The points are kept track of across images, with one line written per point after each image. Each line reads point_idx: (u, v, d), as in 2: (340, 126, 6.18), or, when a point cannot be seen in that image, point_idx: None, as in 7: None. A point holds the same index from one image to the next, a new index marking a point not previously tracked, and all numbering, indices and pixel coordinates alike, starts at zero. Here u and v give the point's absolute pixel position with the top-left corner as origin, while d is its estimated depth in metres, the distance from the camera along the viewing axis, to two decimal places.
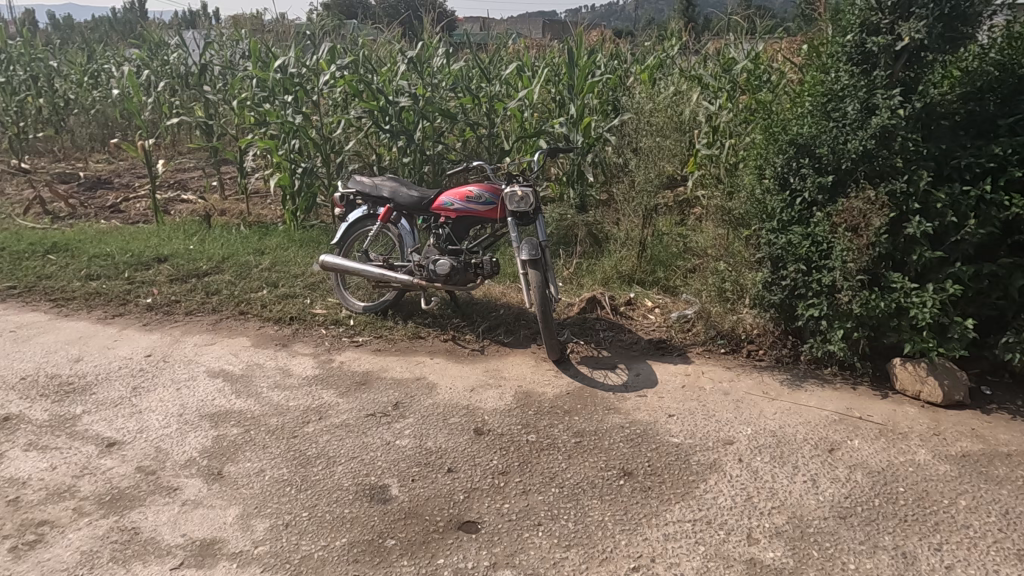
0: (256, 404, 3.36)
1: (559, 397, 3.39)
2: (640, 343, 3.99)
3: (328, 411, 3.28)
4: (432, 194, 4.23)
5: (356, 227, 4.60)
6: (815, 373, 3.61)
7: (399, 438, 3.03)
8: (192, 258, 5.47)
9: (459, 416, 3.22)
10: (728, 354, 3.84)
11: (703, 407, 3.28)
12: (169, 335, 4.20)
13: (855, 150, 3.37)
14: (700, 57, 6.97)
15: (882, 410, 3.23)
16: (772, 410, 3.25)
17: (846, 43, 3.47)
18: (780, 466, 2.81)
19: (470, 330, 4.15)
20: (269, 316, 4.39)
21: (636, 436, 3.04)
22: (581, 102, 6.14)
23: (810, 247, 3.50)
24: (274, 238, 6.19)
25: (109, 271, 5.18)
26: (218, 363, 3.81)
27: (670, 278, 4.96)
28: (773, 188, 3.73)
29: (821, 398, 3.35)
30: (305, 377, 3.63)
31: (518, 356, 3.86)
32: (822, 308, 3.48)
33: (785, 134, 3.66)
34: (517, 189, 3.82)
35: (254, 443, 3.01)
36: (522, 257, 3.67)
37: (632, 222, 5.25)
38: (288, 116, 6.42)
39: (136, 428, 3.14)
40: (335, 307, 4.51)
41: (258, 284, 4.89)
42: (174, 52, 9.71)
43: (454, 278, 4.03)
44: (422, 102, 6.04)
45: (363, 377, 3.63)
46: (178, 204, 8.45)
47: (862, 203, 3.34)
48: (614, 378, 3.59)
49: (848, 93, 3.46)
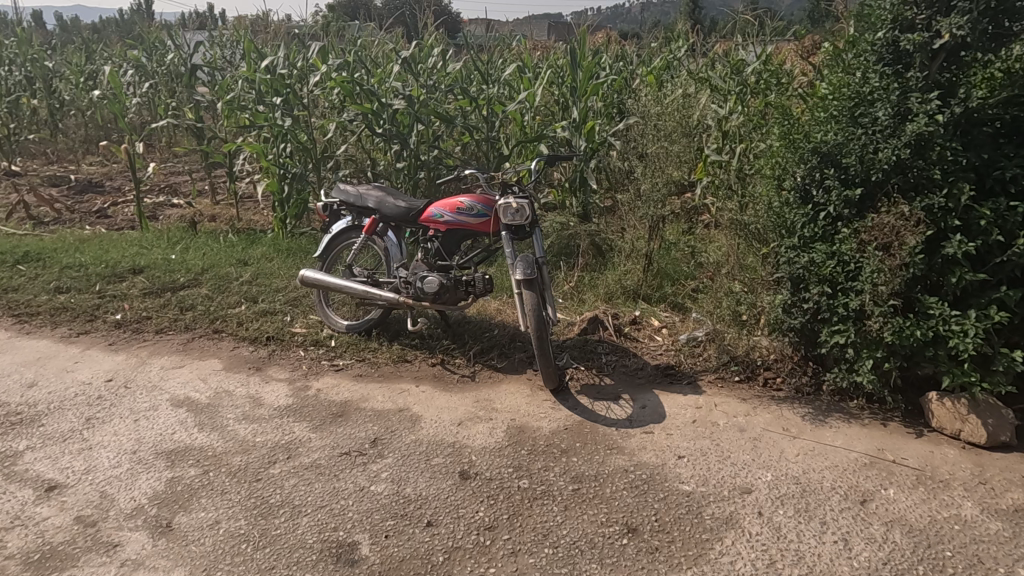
0: (220, 440, 3.03)
1: (556, 433, 3.06)
2: (646, 369, 3.64)
3: (300, 449, 2.95)
4: (420, 205, 3.89)
5: (340, 238, 4.29)
6: (840, 407, 3.26)
7: (374, 484, 2.70)
8: (171, 269, 5.16)
9: (444, 457, 2.88)
10: (742, 382, 3.49)
11: (717, 447, 2.93)
12: (135, 357, 3.87)
13: (887, 159, 3.03)
14: (709, 58, 6.68)
15: (917, 452, 2.87)
16: (793, 451, 2.90)
17: (875, 42, 3.13)
18: (806, 522, 2.46)
19: (461, 353, 3.82)
20: (244, 336, 4.06)
21: (642, 482, 2.69)
22: (584, 105, 5.75)
23: (836, 268, 3.16)
24: (261, 247, 5.88)
25: (80, 283, 4.87)
26: (184, 390, 3.48)
27: (678, 294, 4.63)
28: (793, 201, 3.40)
29: (848, 437, 3.00)
30: (276, 408, 3.30)
31: (512, 384, 3.52)
32: (849, 336, 3.12)
33: (808, 142, 3.32)
34: (511, 201, 3.46)
35: (212, 489, 2.68)
36: (517, 276, 3.31)
37: (638, 233, 4.92)
38: (276, 118, 6.07)
39: (82, 469, 2.81)
40: (316, 326, 4.17)
41: (236, 298, 4.57)
42: (169, 53, 9.47)
43: (443, 296, 3.69)
44: (417, 104, 5.67)
45: (340, 408, 3.29)
46: (167, 209, 8.15)
47: (895, 219, 3.01)
48: (617, 411, 3.25)
49: (878, 96, 3.10)
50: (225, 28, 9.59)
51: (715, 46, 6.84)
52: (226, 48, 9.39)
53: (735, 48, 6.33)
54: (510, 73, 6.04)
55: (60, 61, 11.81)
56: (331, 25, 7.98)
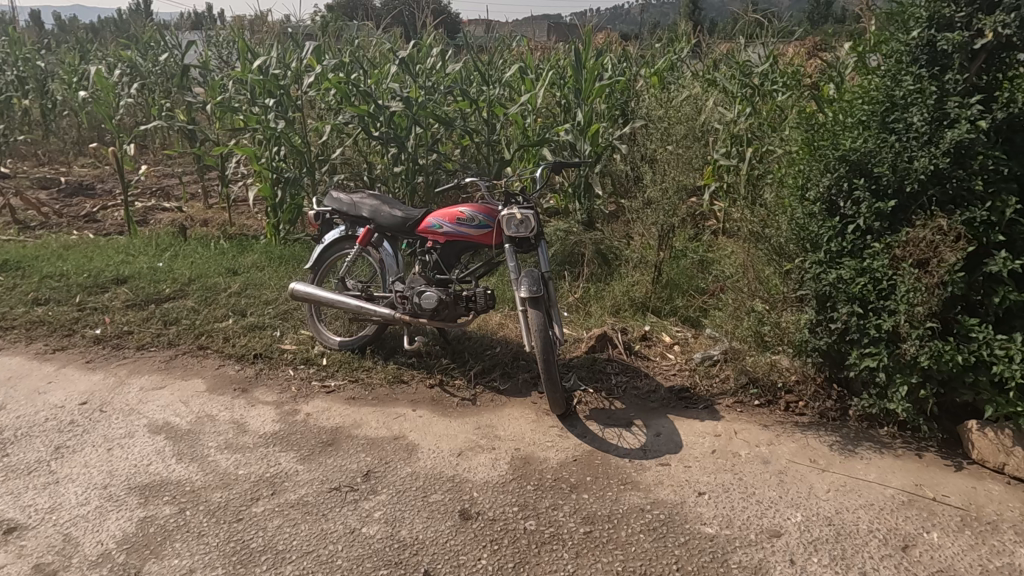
0: (199, 472, 2.79)
1: (565, 466, 2.82)
2: (658, 392, 3.40)
3: (286, 483, 2.71)
4: (417, 215, 3.65)
5: (332, 249, 4.05)
6: (870, 435, 3.02)
7: (366, 525, 2.46)
8: (156, 279, 4.91)
9: (442, 493, 2.64)
10: (762, 408, 3.26)
11: (740, 482, 2.70)
12: (112, 376, 3.63)
13: (924, 169, 2.80)
14: (716, 60, 6.48)
15: (958, 488, 2.64)
16: (824, 488, 2.67)
17: (909, 41, 2.89)
18: (843, 571, 2.23)
19: (461, 373, 3.58)
20: (231, 353, 3.82)
21: (660, 524, 2.45)
22: (589, 107, 5.48)
23: (867, 286, 2.91)
24: (252, 254, 5.63)
25: (60, 295, 4.62)
26: (163, 415, 3.24)
27: (689, 308, 4.41)
28: (818, 213, 3.14)
29: (882, 471, 2.76)
30: (261, 436, 3.05)
31: (516, 408, 3.28)
32: (881, 359, 2.89)
33: (835, 149, 3.06)
34: (515, 212, 3.23)
35: (188, 531, 2.43)
36: (522, 293, 3.07)
37: (646, 242, 4.69)
38: (269, 120, 5.82)
39: (45, 508, 2.56)
40: (307, 342, 3.93)
41: (223, 312, 4.32)
42: (162, 51, 9.20)
43: (442, 313, 3.45)
44: (414, 106, 5.40)
45: (331, 435, 3.05)
46: (158, 213, 7.90)
47: (932, 233, 2.78)
48: (630, 440, 3.01)
49: (914, 100, 2.87)
50: (220, 28, 9.35)
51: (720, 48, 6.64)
52: (220, 48, 9.15)
53: (743, 49, 6.13)
54: (511, 75, 5.79)
55: (54, 63, 11.57)
56: (326, 24, 7.74)
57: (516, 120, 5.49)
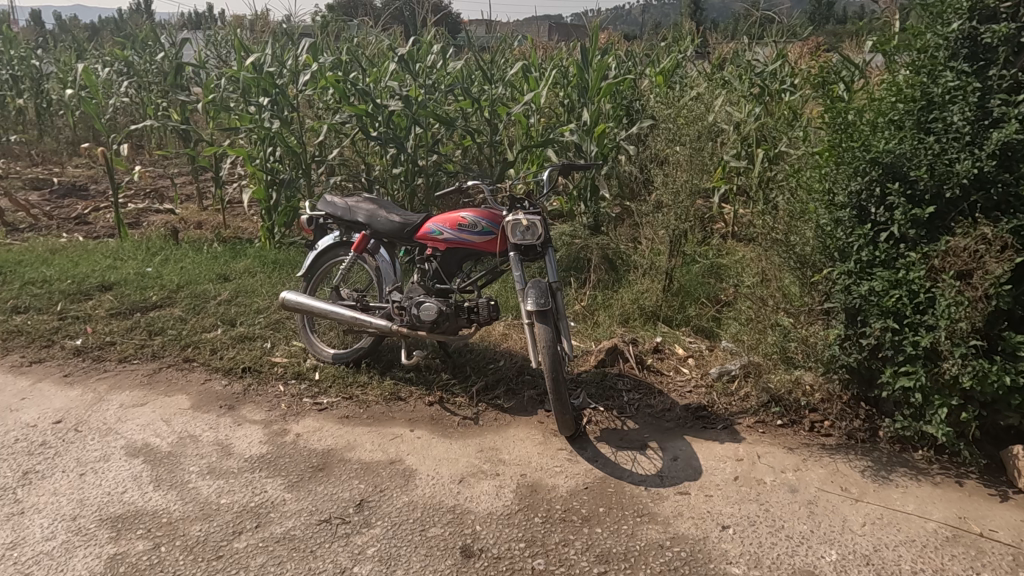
0: (177, 501, 2.56)
1: (575, 494, 2.59)
2: (673, 411, 3.18)
3: (271, 515, 2.49)
4: (417, 220, 3.42)
5: (327, 255, 3.83)
6: (904, 459, 2.80)
7: (358, 564, 2.24)
8: (142, 286, 4.68)
9: (442, 526, 2.42)
10: (786, 428, 3.03)
11: (767, 514, 2.48)
12: (90, 392, 3.40)
13: (967, 173, 2.58)
14: (724, 58, 6.29)
15: (1007, 522, 2.41)
16: (859, 521, 2.44)
17: (948, 34, 2.66)
18: None
19: (462, 389, 3.35)
20: (218, 366, 3.60)
21: (681, 563, 2.23)
22: (596, 106, 5.25)
23: (903, 299, 2.68)
24: (246, 259, 5.40)
25: (40, 303, 4.39)
26: (142, 435, 3.01)
27: (702, 317, 4.18)
28: (847, 220, 2.90)
29: (921, 501, 2.54)
30: (246, 460, 2.83)
31: (520, 428, 3.06)
32: (918, 379, 2.66)
33: (866, 151, 2.82)
34: (521, 218, 3.01)
35: (161, 571, 2.21)
36: (529, 307, 2.84)
37: (657, 247, 4.47)
38: (263, 120, 5.60)
39: (6, 544, 2.34)
40: (299, 355, 3.71)
41: (212, 322, 4.10)
42: (156, 49, 8.99)
43: (442, 325, 3.23)
44: (414, 105, 5.18)
45: (322, 459, 2.83)
46: (151, 215, 7.67)
47: (975, 242, 2.56)
48: (645, 465, 2.78)
49: (953, 97, 2.65)
50: (216, 28, 9.16)
51: (728, 46, 6.46)
52: (216, 48, 8.94)
53: (753, 48, 5.95)
54: (513, 73, 5.55)
55: (51, 62, 11.36)
56: (322, 20, 7.50)
57: (519, 120, 5.25)
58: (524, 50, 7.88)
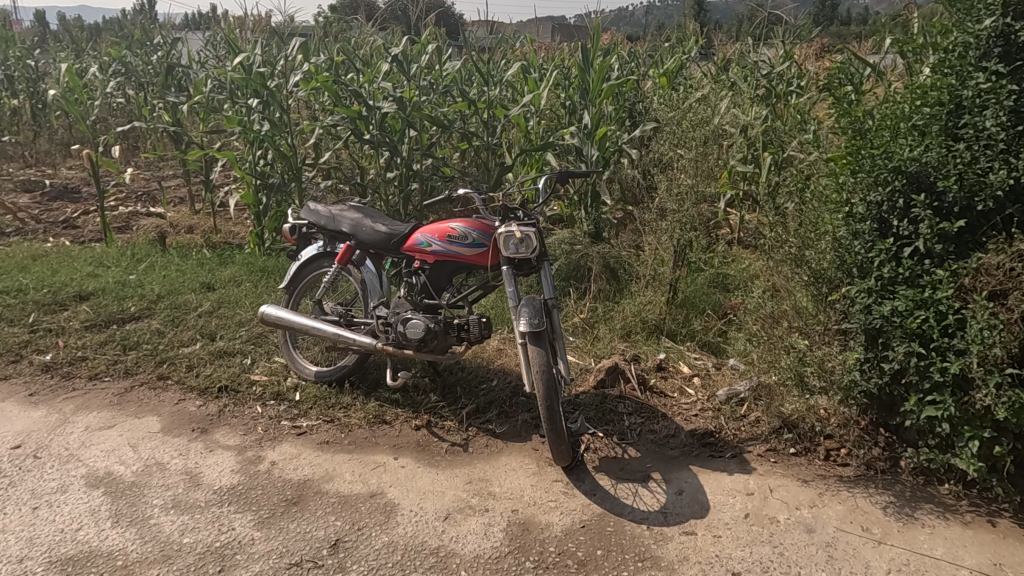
0: (136, 540, 2.35)
1: (571, 534, 2.37)
2: (678, 437, 2.96)
3: (237, 557, 2.27)
4: (403, 230, 3.20)
5: (310, 267, 3.61)
6: (930, 494, 2.57)
7: None
8: (122, 295, 4.47)
9: (424, 572, 2.20)
10: (799, 457, 2.81)
11: (781, 559, 2.26)
12: (55, 413, 3.18)
13: (1002, 184, 2.36)
14: (730, 58, 6.08)
15: None
16: (883, 568, 2.22)
17: (980, 32, 2.45)
18: None
19: (452, 412, 3.13)
20: (193, 385, 3.38)
21: None
22: (598, 109, 5.00)
23: (929, 320, 2.44)
24: (232, 266, 5.18)
25: (13, 314, 4.18)
26: (105, 463, 2.80)
27: (708, 331, 3.96)
28: (866, 232, 2.65)
29: (950, 544, 2.31)
30: (215, 492, 2.61)
31: (514, 457, 2.83)
32: (946, 409, 2.41)
33: (888, 158, 2.57)
34: (514, 229, 2.78)
35: None
36: (522, 327, 2.62)
37: (660, 258, 4.25)
38: (252, 122, 5.38)
39: None
40: (280, 373, 3.49)
41: (190, 336, 3.88)
42: (151, 47, 8.79)
43: (430, 343, 3.00)
44: (408, 107, 4.92)
45: (297, 491, 2.61)
46: (141, 218, 7.46)
47: (1010, 259, 2.34)
48: (648, 500, 2.56)
49: (985, 101, 2.44)
50: (212, 27, 8.97)
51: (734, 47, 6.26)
52: (211, 48, 8.75)
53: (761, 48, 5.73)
54: (512, 74, 5.31)
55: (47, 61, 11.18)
56: (318, 20, 7.29)
57: (518, 122, 5.02)
58: (525, 50, 7.68)
